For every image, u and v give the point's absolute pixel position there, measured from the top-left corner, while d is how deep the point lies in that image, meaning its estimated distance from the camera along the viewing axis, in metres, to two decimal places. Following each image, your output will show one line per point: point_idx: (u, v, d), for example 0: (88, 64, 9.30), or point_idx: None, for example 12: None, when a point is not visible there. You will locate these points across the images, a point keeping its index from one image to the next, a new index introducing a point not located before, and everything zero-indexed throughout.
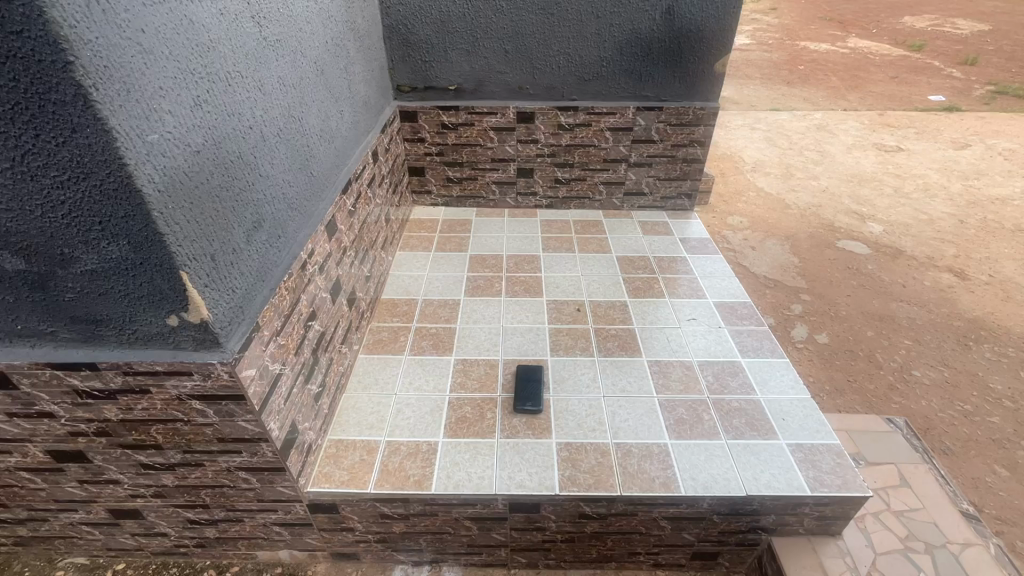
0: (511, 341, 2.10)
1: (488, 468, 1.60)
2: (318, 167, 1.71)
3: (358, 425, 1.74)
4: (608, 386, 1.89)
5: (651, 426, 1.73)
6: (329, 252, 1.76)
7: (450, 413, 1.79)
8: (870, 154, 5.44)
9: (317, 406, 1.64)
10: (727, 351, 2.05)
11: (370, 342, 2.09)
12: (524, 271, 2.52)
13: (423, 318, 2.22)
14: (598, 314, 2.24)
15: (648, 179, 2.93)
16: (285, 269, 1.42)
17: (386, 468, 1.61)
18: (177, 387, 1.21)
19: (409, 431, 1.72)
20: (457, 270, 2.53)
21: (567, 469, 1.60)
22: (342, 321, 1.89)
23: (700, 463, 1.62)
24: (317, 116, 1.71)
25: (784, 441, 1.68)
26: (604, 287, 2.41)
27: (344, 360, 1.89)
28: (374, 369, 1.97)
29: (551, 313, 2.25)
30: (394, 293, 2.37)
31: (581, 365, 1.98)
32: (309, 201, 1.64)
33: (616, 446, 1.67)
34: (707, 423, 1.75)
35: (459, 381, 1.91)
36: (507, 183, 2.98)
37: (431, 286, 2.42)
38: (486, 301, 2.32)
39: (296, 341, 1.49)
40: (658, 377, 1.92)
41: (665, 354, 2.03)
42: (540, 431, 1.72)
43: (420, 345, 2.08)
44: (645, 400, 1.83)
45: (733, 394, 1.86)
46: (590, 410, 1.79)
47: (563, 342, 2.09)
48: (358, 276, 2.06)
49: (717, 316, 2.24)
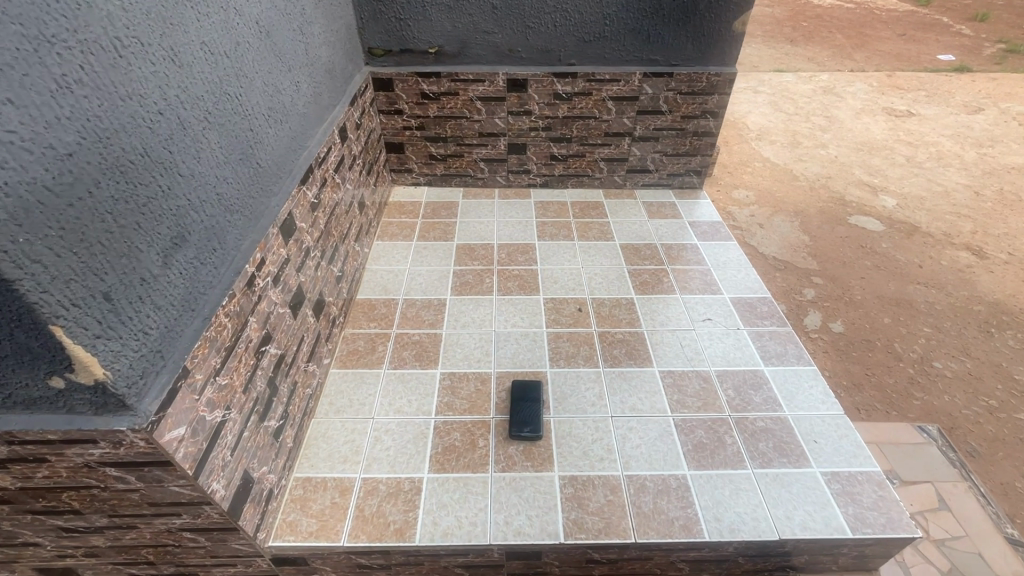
0: (505, 349, 1.85)
1: (482, 512, 1.38)
2: (267, 156, 1.40)
3: (329, 458, 1.50)
4: (616, 404, 1.66)
5: (667, 454, 1.51)
6: (288, 257, 1.47)
7: (436, 441, 1.55)
8: (881, 120, 5.13)
9: (277, 444, 1.39)
10: (748, 357, 1.82)
11: (344, 353, 1.82)
12: (517, 263, 2.25)
13: (403, 323, 1.95)
14: (601, 316, 1.99)
15: (654, 155, 2.63)
16: (224, 292, 1.14)
17: (362, 514, 1.37)
18: (81, 455, 0.95)
19: (388, 465, 1.49)
20: (443, 263, 2.25)
21: (572, 510, 1.39)
22: (308, 335, 1.62)
23: (725, 499, 1.41)
24: (263, 91, 1.39)
25: (818, 470, 1.48)
26: (608, 282, 2.15)
27: (312, 380, 1.63)
28: (347, 387, 1.71)
29: (549, 315, 1.99)
30: (371, 292, 2.09)
31: (585, 378, 1.74)
32: (256, 199, 1.34)
33: (628, 480, 1.45)
34: (731, 448, 1.53)
35: (446, 400, 1.67)
36: (497, 159, 2.66)
37: (413, 283, 2.14)
38: (475, 301, 2.05)
39: (244, 376, 1.22)
40: (672, 392, 1.70)
41: (679, 363, 1.80)
42: (540, 462, 1.50)
43: (400, 356, 1.82)
44: (659, 421, 1.61)
45: (758, 411, 1.64)
46: (597, 435, 1.57)
47: (563, 350, 1.85)
48: (326, 278, 1.78)
49: (735, 315, 2.00)
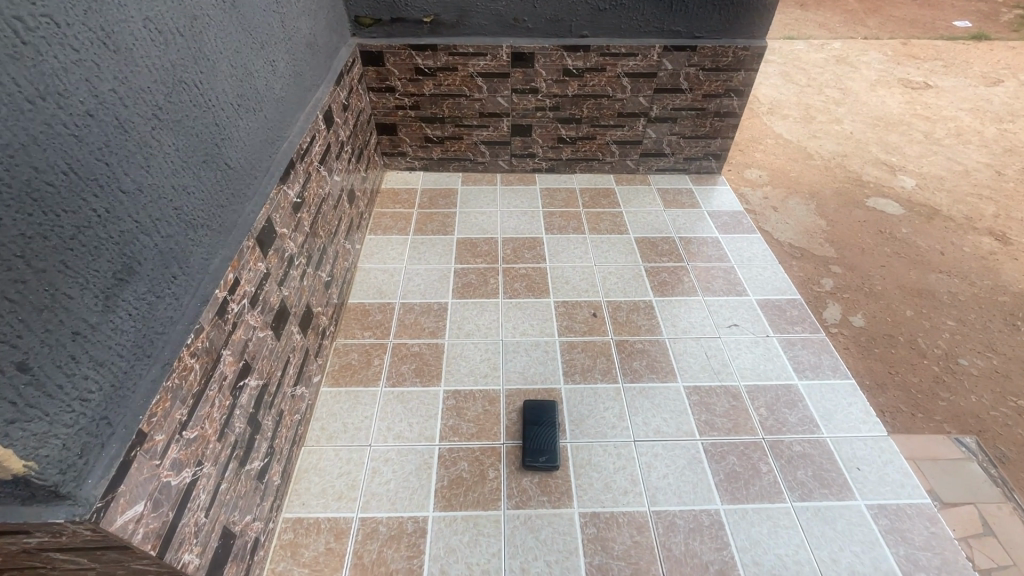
0: (514, 363, 1.67)
1: (495, 557, 1.24)
2: (237, 154, 1.18)
3: (322, 494, 1.35)
4: (638, 426, 1.51)
5: (697, 486, 1.37)
6: (268, 271, 1.27)
7: (441, 472, 1.39)
8: (897, 92, 4.88)
9: (263, 485, 1.23)
10: (780, 370, 1.67)
11: (336, 368, 1.65)
12: (524, 260, 2.06)
13: (401, 332, 1.77)
14: (618, 322, 1.81)
15: (670, 138, 2.42)
16: (187, 328, 0.95)
17: (361, 563, 1.22)
18: (15, 542, 0.76)
19: (388, 502, 1.33)
20: (442, 260, 2.05)
21: (595, 554, 1.24)
22: (294, 354, 1.43)
23: (764, 538, 1.28)
24: (231, 76, 1.17)
25: (864, 503, 1.34)
26: (623, 283, 1.97)
27: (301, 403, 1.46)
28: (341, 408, 1.54)
29: (561, 321, 1.82)
30: (365, 295, 1.90)
31: (603, 395, 1.58)
32: (226, 207, 1.13)
33: (655, 517, 1.31)
34: (767, 478, 1.39)
35: (450, 423, 1.51)
36: (499, 142, 2.43)
37: (411, 285, 1.95)
38: (479, 305, 1.87)
39: (218, 421, 1.04)
40: (699, 412, 1.54)
41: (706, 377, 1.64)
42: (558, 497, 1.35)
43: (398, 370, 1.65)
44: (686, 446, 1.46)
45: (794, 434, 1.49)
46: (619, 463, 1.42)
47: (578, 362, 1.68)
48: (314, 285, 1.58)
49: (763, 321, 1.83)
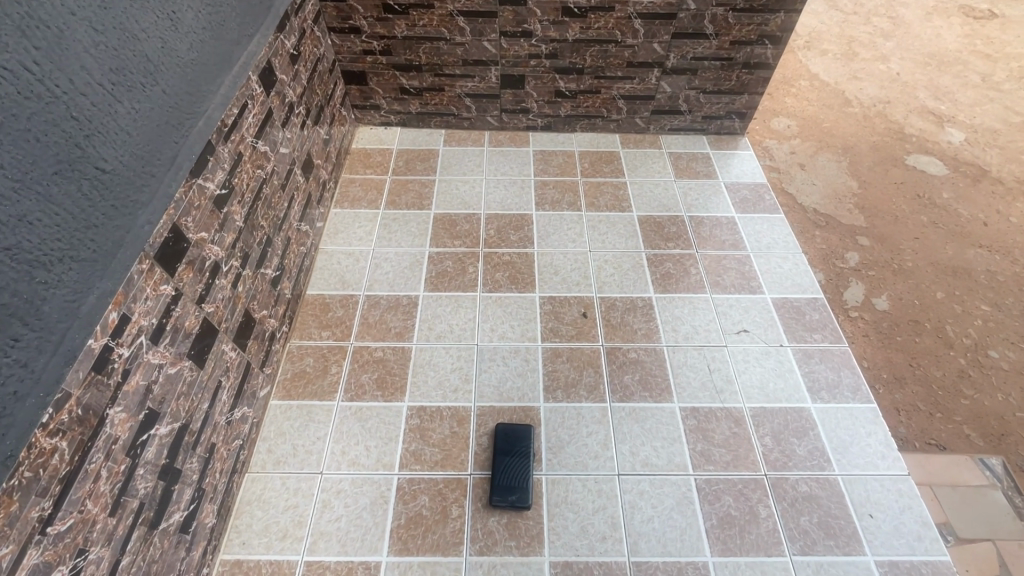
0: (488, 374, 1.48)
1: None
2: (120, 150, 0.91)
3: (265, 532, 1.21)
4: (624, 456, 1.33)
5: (685, 533, 1.21)
6: (179, 291, 1.05)
7: (397, 509, 1.24)
8: (956, 23, 4.25)
9: (190, 535, 1.09)
10: (792, 389, 1.46)
11: (288, 376, 1.46)
12: (508, 244, 1.80)
13: (363, 332, 1.57)
14: (610, 325, 1.59)
15: (688, 93, 2.06)
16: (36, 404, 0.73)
17: None
18: None
19: (337, 544, 1.20)
20: (415, 242, 1.80)
21: None
22: (230, 375, 1.24)
23: None
24: (96, 43, 0.87)
25: (873, 559, 1.18)
26: (620, 274, 1.72)
27: (242, 426, 1.29)
28: (291, 426, 1.37)
29: (546, 322, 1.59)
30: (326, 285, 1.68)
31: (588, 417, 1.40)
32: (106, 223, 0.87)
33: (635, 570, 1.17)
34: (765, 525, 1.23)
35: (412, 448, 1.34)
36: (487, 95, 2.08)
37: (378, 273, 1.71)
38: (453, 301, 1.64)
39: (109, 493, 0.87)
40: (695, 440, 1.36)
41: (706, 397, 1.44)
42: (527, 542, 1.20)
43: (358, 381, 1.46)
44: (676, 483, 1.29)
45: (802, 470, 1.31)
46: (598, 503, 1.26)
47: (562, 375, 1.48)
48: (256, 287, 1.36)
49: (778, 326, 1.60)
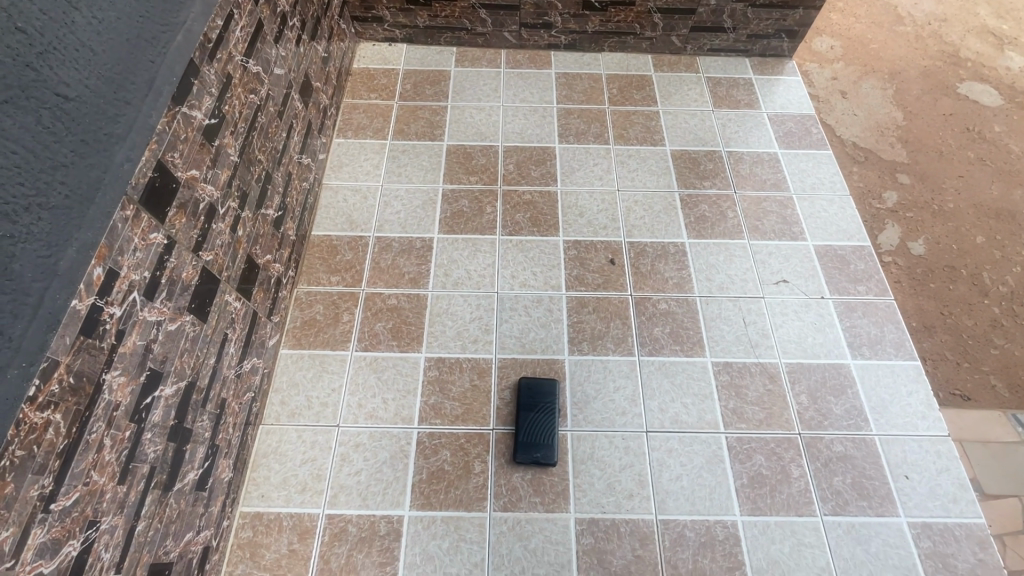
0: (509, 325, 1.39)
1: (477, 569, 1.10)
2: (83, 71, 0.75)
3: (284, 485, 1.18)
4: (652, 412, 1.28)
5: (714, 493, 1.18)
6: (171, 239, 0.93)
7: (419, 464, 1.21)
8: None
9: (207, 492, 1.05)
10: (831, 345, 1.38)
11: (297, 324, 1.38)
12: (529, 182, 1.64)
13: (375, 278, 1.46)
14: (639, 273, 1.48)
15: (734, 6, 1.81)
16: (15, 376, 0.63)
17: (327, 569, 1.10)
18: None
19: (358, 498, 1.17)
20: (427, 178, 1.65)
21: (590, 569, 1.10)
22: (236, 326, 1.16)
23: (784, 558, 1.12)
24: None
25: (906, 520, 1.16)
26: (651, 217, 1.58)
27: (253, 378, 1.22)
28: (304, 377, 1.31)
29: (571, 270, 1.48)
30: (332, 225, 1.55)
31: (615, 371, 1.33)
32: (77, 162, 0.73)
33: (662, 527, 1.15)
34: (797, 485, 1.19)
35: (432, 401, 1.28)
36: (505, 6, 1.83)
37: (387, 213, 1.58)
38: (470, 245, 1.52)
39: (116, 462, 0.81)
40: (727, 397, 1.30)
41: (740, 351, 1.36)
42: (552, 499, 1.17)
43: (371, 330, 1.38)
44: (707, 441, 1.24)
45: (838, 429, 1.26)
46: (626, 460, 1.22)
47: (587, 327, 1.39)
48: (257, 230, 1.24)
49: (819, 276, 1.49)
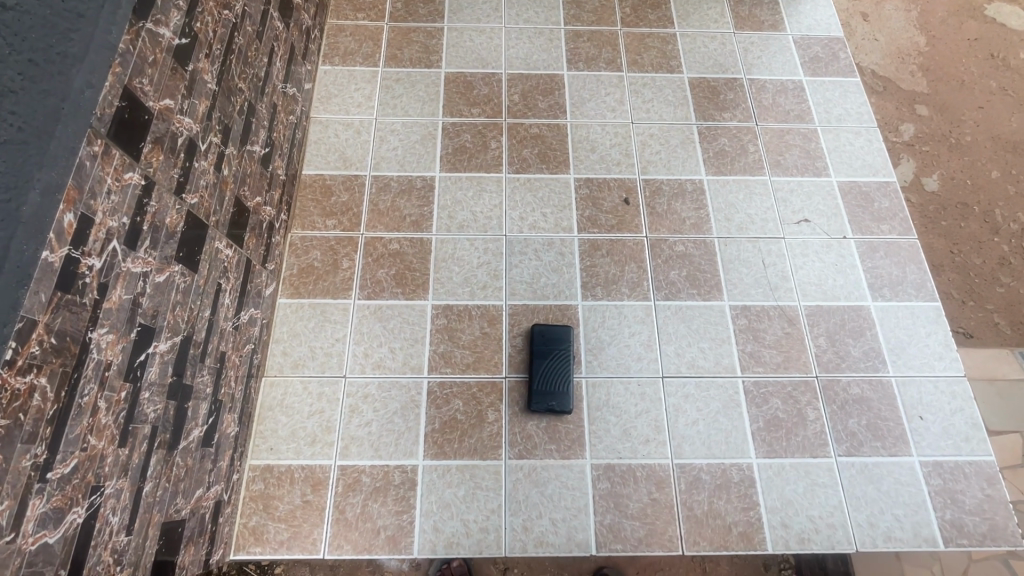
0: (519, 270, 1.32)
1: (494, 514, 1.10)
2: None
3: (293, 438, 1.15)
4: (669, 358, 1.24)
5: (731, 436, 1.18)
6: (149, 179, 0.83)
7: (430, 413, 1.18)
8: None
9: (214, 447, 1.01)
10: (851, 286, 1.33)
11: (294, 272, 1.30)
12: (536, 114, 1.51)
13: (374, 221, 1.37)
14: (655, 213, 1.40)
15: None
16: None
17: (343, 518, 1.09)
18: None
19: (370, 448, 1.15)
20: (424, 110, 1.51)
21: (606, 512, 1.11)
22: (229, 275, 1.07)
23: (797, 498, 1.13)
24: None
25: (918, 459, 1.17)
26: (667, 152, 1.48)
27: (251, 329, 1.16)
28: (305, 327, 1.25)
29: (583, 210, 1.39)
30: (324, 163, 1.43)
31: (630, 316, 1.28)
32: (27, 89, 0.61)
33: (678, 471, 1.14)
34: (813, 427, 1.19)
35: (441, 351, 1.23)
36: None
37: (383, 150, 1.45)
38: (474, 184, 1.42)
39: (114, 424, 0.75)
40: (745, 341, 1.26)
41: (758, 294, 1.31)
42: (568, 446, 1.16)
43: (374, 277, 1.30)
44: (723, 386, 1.22)
45: (854, 371, 1.24)
46: (642, 406, 1.20)
47: (601, 271, 1.32)
48: (243, 169, 1.13)
49: (843, 215, 1.42)
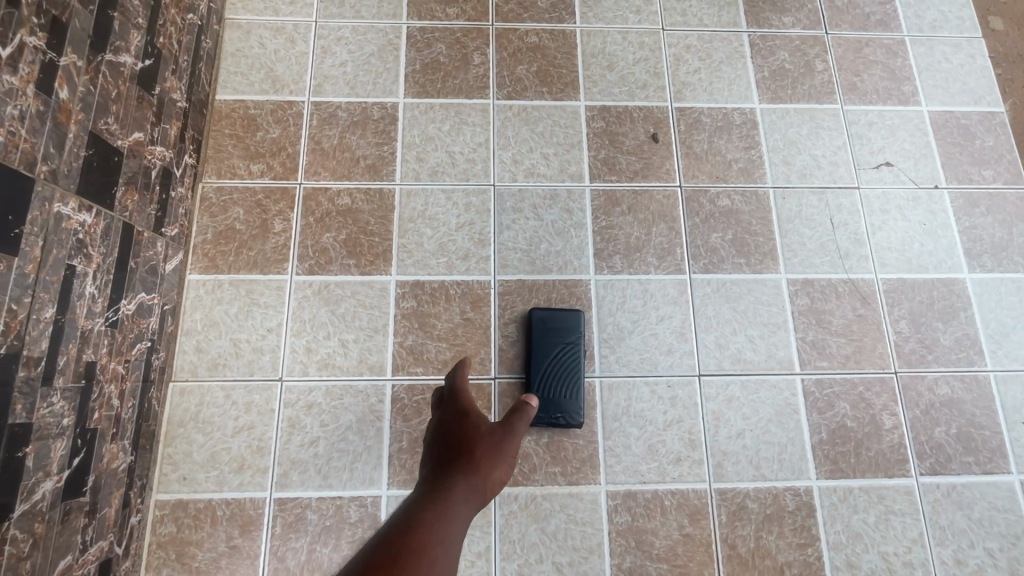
0: (512, 233, 0.99)
1: (481, 560, 0.85)
2: None
3: (213, 464, 0.87)
4: (707, 350, 0.95)
5: (786, 452, 0.91)
6: None
7: (396, 428, 0.89)
8: None
9: (86, 495, 0.73)
10: (943, 253, 1.03)
11: (207, 238, 0.96)
12: (533, 16, 1.12)
13: (315, 165, 1.01)
14: (692, 154, 1.05)
15: None
16: None
17: (283, 568, 0.83)
18: None
19: (317, 475, 0.87)
20: (382, 10, 1.11)
21: (626, 554, 0.86)
22: (93, 251, 0.74)
23: (867, 530, 0.89)
24: None
25: (1019, 478, 0.92)
26: (709, 70, 1.11)
27: (144, 322, 0.84)
28: (226, 314, 0.93)
29: (597, 150, 1.04)
30: (245, 85, 1.05)
31: (658, 296, 0.97)
32: None
33: (718, 498, 0.89)
34: (889, 440, 0.93)
35: (409, 343, 0.93)
36: None
37: (326, 66, 1.07)
38: (452, 114, 1.05)
39: None
40: (805, 327, 0.97)
41: (824, 264, 1.01)
42: (576, 468, 0.89)
43: (317, 245, 0.97)
44: (777, 386, 0.94)
45: (943, 365, 0.97)
46: (672, 415, 0.92)
47: (621, 234, 1.00)
48: (104, 91, 0.76)
49: (935, 157, 1.09)
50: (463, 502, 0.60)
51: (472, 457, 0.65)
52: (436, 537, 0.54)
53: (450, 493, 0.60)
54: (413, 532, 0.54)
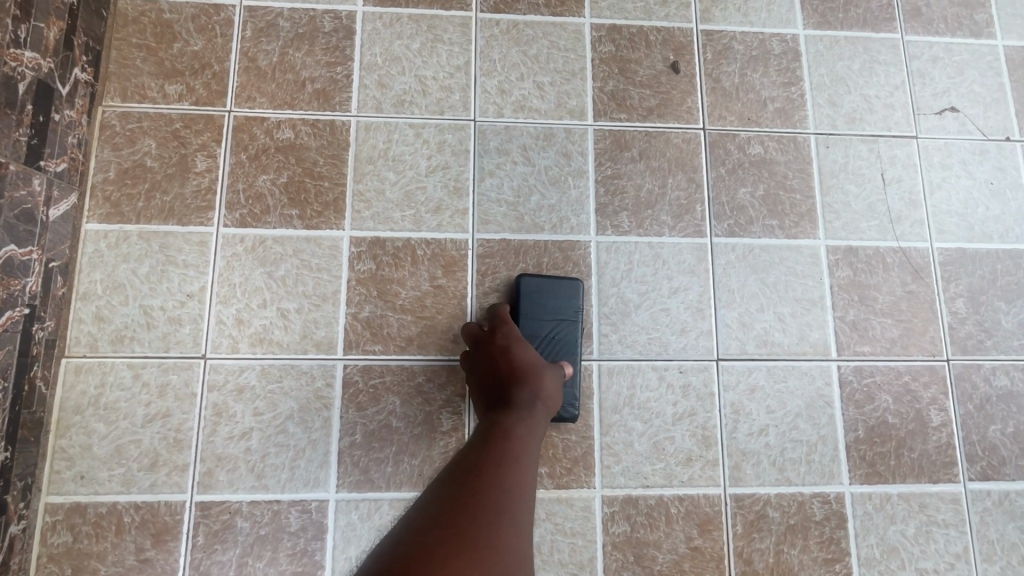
0: (496, 181, 0.80)
1: None
2: None
3: (118, 460, 0.70)
4: (727, 330, 0.79)
5: (815, 451, 0.77)
6: None
7: (348, 418, 0.73)
8: None
9: None
10: (1012, 219, 0.86)
11: (109, 177, 0.76)
12: None
13: (249, 89, 0.80)
14: (719, 89, 0.86)
15: None
16: None
17: None
18: None
19: (248, 474, 0.71)
20: None
21: (622, 570, 0.72)
22: None
23: (905, 544, 0.76)
24: None
25: None
26: None
27: (12, 284, 0.65)
28: (134, 274, 0.74)
29: (604, 80, 0.84)
30: None
31: (672, 263, 0.80)
32: None
33: (734, 506, 0.75)
34: (935, 440, 0.78)
35: (365, 315, 0.76)
36: None
37: None
38: (423, 29, 0.84)
39: None
40: (845, 304, 0.81)
41: (871, 229, 0.84)
42: (567, 470, 0.74)
43: (250, 189, 0.77)
44: (808, 374, 0.79)
45: (1004, 352, 0.82)
46: (683, 406, 0.76)
47: (629, 186, 0.81)
48: None
49: (1009, 101, 0.90)
50: (533, 421, 0.59)
51: (533, 380, 0.64)
52: (515, 453, 0.54)
53: (518, 414, 0.60)
54: (491, 451, 0.54)
